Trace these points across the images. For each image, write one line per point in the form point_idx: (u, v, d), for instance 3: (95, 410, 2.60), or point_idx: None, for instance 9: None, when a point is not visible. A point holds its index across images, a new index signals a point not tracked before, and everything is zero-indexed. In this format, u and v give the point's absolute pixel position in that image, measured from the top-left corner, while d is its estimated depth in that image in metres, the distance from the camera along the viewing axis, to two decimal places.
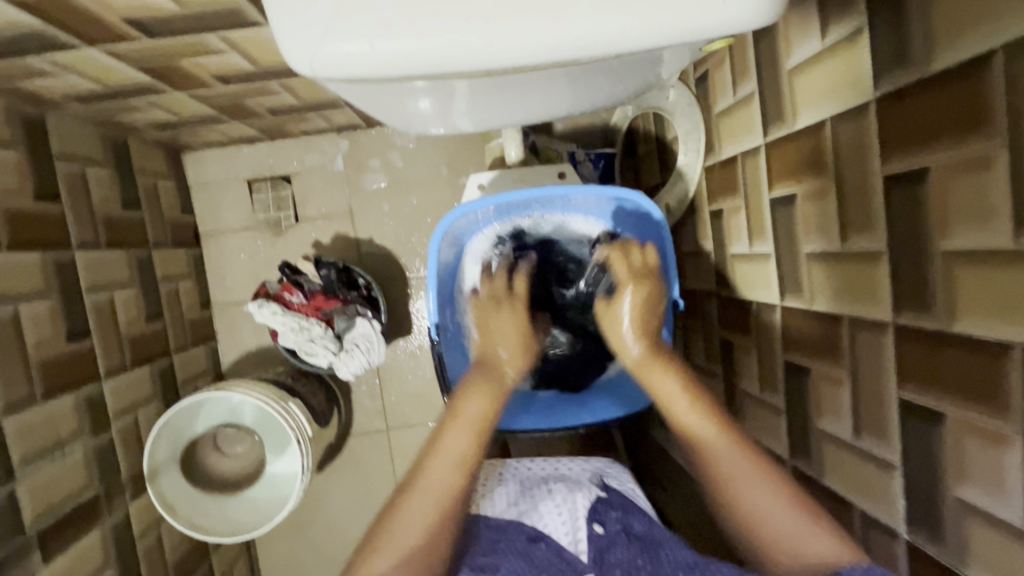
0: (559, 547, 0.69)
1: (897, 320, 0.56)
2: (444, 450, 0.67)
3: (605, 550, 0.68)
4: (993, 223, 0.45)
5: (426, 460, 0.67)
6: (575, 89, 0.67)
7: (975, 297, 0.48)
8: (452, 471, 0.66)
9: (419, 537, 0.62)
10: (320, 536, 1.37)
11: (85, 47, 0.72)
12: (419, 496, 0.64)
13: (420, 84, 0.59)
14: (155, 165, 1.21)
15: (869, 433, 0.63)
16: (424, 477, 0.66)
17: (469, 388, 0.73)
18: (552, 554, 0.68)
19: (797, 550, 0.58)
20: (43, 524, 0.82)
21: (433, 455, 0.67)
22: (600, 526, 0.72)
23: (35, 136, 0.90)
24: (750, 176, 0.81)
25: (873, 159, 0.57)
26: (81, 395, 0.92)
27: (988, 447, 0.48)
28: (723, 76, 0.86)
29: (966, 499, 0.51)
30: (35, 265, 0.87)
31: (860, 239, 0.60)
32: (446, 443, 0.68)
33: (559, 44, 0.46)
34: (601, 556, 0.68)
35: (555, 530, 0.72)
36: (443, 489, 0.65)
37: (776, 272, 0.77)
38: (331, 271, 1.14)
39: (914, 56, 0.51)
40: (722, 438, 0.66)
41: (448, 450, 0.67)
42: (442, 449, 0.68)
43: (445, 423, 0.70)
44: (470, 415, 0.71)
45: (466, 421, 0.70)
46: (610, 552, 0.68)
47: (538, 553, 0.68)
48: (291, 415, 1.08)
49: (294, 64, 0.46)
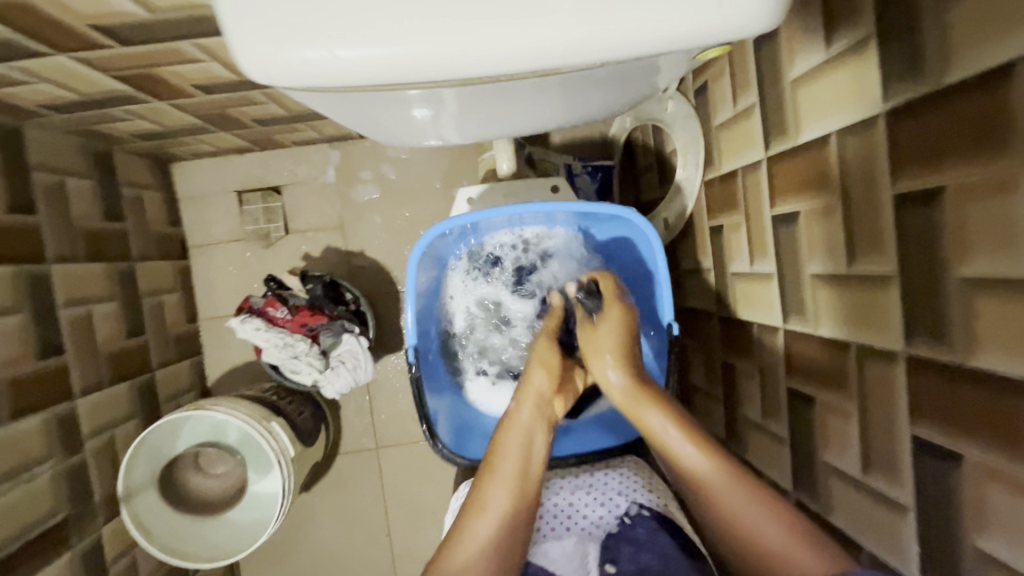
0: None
1: (908, 350, 0.52)
2: (491, 503, 0.67)
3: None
4: (1014, 247, 0.41)
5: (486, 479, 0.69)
6: (573, 99, 0.64)
7: (994, 331, 0.44)
8: (498, 532, 0.66)
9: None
10: (307, 560, 1.33)
11: (56, 55, 0.69)
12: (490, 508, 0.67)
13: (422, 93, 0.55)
14: (140, 176, 1.18)
15: (880, 472, 0.58)
16: (469, 536, 0.65)
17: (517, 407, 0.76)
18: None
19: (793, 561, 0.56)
20: (4, 553, 0.78)
21: (479, 510, 0.67)
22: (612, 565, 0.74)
23: (10, 147, 0.88)
24: (751, 192, 0.77)
25: (881, 175, 0.53)
26: (51, 415, 0.88)
27: (1010, 495, 0.44)
28: (723, 87, 0.82)
29: (987, 551, 0.47)
30: (5, 279, 0.83)
31: (869, 262, 0.56)
32: (492, 503, 0.67)
33: (538, 51, 0.42)
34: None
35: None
36: (487, 549, 0.65)
37: (779, 294, 0.73)
38: (318, 286, 1.10)
39: (927, 66, 0.47)
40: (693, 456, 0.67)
41: (494, 507, 0.67)
42: (487, 507, 0.67)
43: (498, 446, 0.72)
44: (512, 459, 0.70)
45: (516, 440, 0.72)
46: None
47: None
48: (273, 436, 1.04)
49: (249, 73, 0.43)
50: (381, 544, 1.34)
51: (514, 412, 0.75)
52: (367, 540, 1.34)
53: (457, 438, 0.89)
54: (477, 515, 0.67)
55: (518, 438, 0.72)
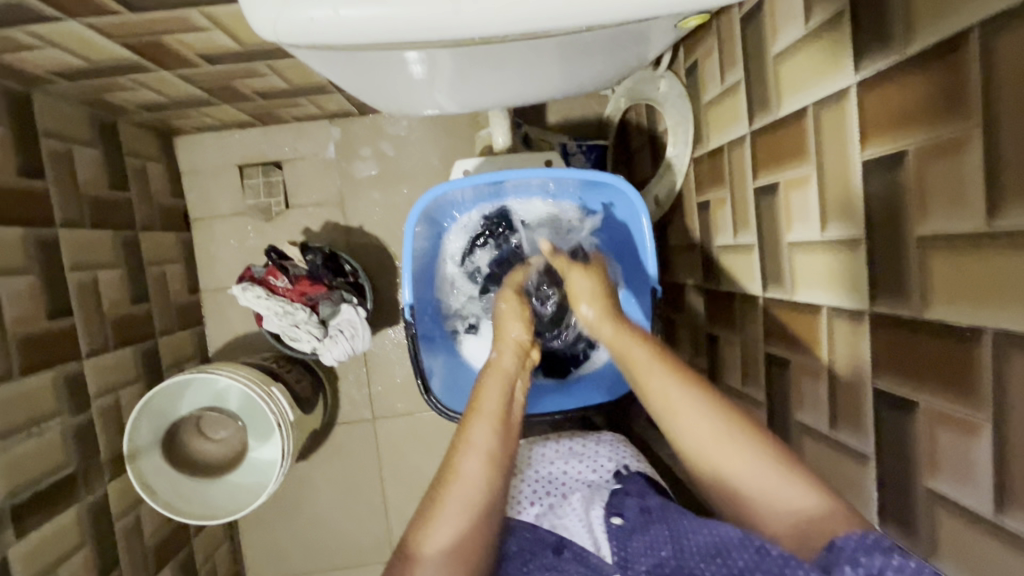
0: (583, 553, 0.68)
1: (873, 309, 0.56)
2: (473, 441, 0.68)
3: (627, 539, 0.67)
4: (966, 204, 0.45)
5: (456, 454, 0.68)
6: (563, 66, 0.67)
7: (947, 284, 0.47)
8: (482, 469, 0.67)
9: (455, 536, 0.62)
10: (305, 526, 1.37)
11: (68, 21, 0.72)
12: (460, 489, 0.65)
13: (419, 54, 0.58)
14: (144, 148, 1.20)
15: (846, 426, 0.62)
16: (455, 478, 0.66)
17: (484, 379, 0.75)
18: (576, 563, 0.66)
19: (797, 517, 0.54)
20: (17, 500, 0.82)
21: (463, 451, 0.67)
22: (619, 517, 0.72)
23: (21, 113, 0.90)
24: (736, 166, 0.80)
25: (851, 143, 0.56)
26: (59, 373, 0.92)
27: (959, 436, 0.48)
28: (712, 65, 0.85)
29: (937, 491, 0.51)
30: (16, 241, 0.86)
31: (840, 227, 0.59)
32: (474, 439, 0.68)
33: (527, 15, 0.45)
34: (623, 545, 0.66)
35: (579, 540, 0.71)
36: (474, 486, 0.65)
37: (760, 263, 0.76)
38: (318, 257, 1.13)
39: (894, 38, 0.50)
40: (671, 381, 0.63)
41: (478, 445, 0.68)
42: (471, 446, 0.68)
43: (469, 416, 0.71)
44: (493, 401, 0.72)
45: (489, 411, 0.70)
46: (634, 537, 0.67)
47: (564, 563, 0.66)
48: (272, 399, 1.07)
49: (258, 29, 0.46)
50: (377, 512, 1.38)
51: (497, 359, 0.77)
52: (363, 508, 1.38)
53: (451, 393, 0.93)
54: (461, 454, 0.67)
55: (499, 379, 0.74)
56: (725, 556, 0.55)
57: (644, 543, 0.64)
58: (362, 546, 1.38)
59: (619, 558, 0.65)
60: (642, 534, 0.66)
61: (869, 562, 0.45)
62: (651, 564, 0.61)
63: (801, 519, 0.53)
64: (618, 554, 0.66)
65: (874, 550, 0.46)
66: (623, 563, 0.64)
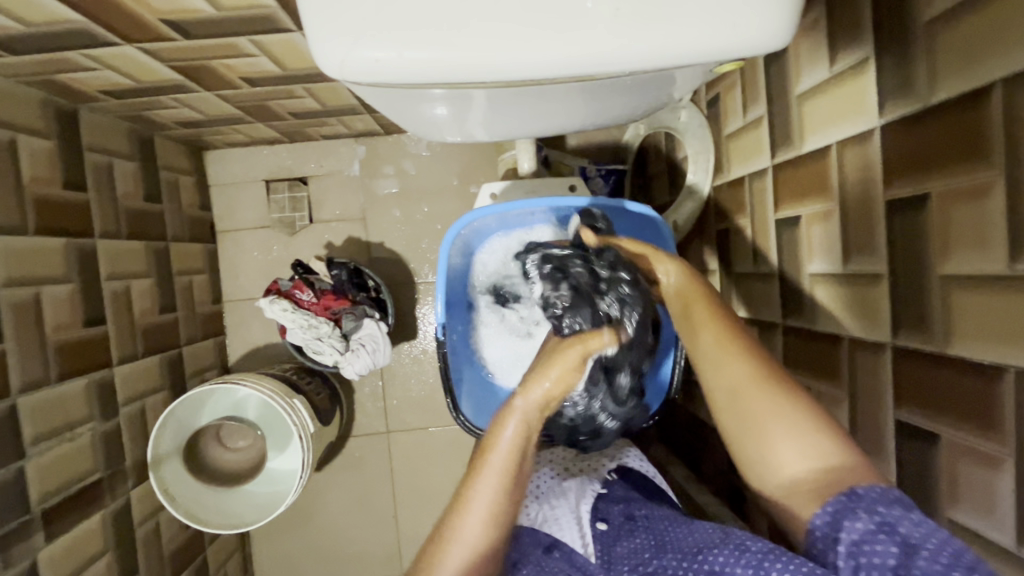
0: (571, 553, 0.71)
1: (894, 342, 0.58)
2: (478, 496, 0.64)
3: (611, 544, 0.71)
4: (991, 247, 0.47)
5: (456, 509, 0.64)
6: (592, 105, 0.71)
7: (971, 323, 0.49)
8: (485, 528, 0.63)
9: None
10: (315, 537, 1.38)
11: (125, 45, 0.75)
12: (458, 545, 0.62)
13: (450, 93, 0.62)
14: (177, 161, 1.24)
15: (867, 455, 0.63)
16: (456, 531, 0.63)
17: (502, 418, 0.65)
18: (564, 563, 0.70)
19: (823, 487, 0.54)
20: (48, 504, 0.84)
21: (464, 508, 0.64)
22: (603, 522, 0.74)
23: (67, 127, 0.94)
24: (758, 197, 0.83)
25: (875, 183, 0.59)
26: (92, 380, 0.94)
27: (980, 468, 0.49)
28: (735, 99, 0.88)
29: (958, 521, 0.52)
30: (58, 251, 0.90)
31: (861, 263, 0.61)
32: (477, 494, 0.64)
33: (574, 60, 0.48)
34: (608, 551, 0.70)
35: (568, 537, 0.74)
36: (475, 546, 0.63)
37: (780, 291, 0.78)
38: (343, 271, 1.17)
39: (917, 88, 0.53)
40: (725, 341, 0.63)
41: (479, 503, 0.63)
42: (474, 502, 0.63)
43: (476, 468, 0.64)
44: (501, 451, 0.64)
45: (499, 461, 0.64)
46: (618, 542, 0.70)
47: (551, 563, 0.70)
48: (294, 411, 1.08)
49: (324, 67, 0.49)
50: (387, 525, 1.39)
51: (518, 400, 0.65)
52: (373, 520, 1.39)
53: (478, 404, 0.96)
54: (462, 513, 0.63)
55: (515, 424, 0.65)
56: (705, 553, 0.59)
57: (627, 549, 0.68)
58: (371, 560, 1.39)
59: (603, 561, 0.70)
60: (626, 540, 0.70)
61: (884, 511, 0.49)
62: (632, 565, 0.65)
63: (825, 476, 0.55)
64: (603, 558, 0.70)
65: (892, 502, 0.50)
66: (607, 566, 0.68)
